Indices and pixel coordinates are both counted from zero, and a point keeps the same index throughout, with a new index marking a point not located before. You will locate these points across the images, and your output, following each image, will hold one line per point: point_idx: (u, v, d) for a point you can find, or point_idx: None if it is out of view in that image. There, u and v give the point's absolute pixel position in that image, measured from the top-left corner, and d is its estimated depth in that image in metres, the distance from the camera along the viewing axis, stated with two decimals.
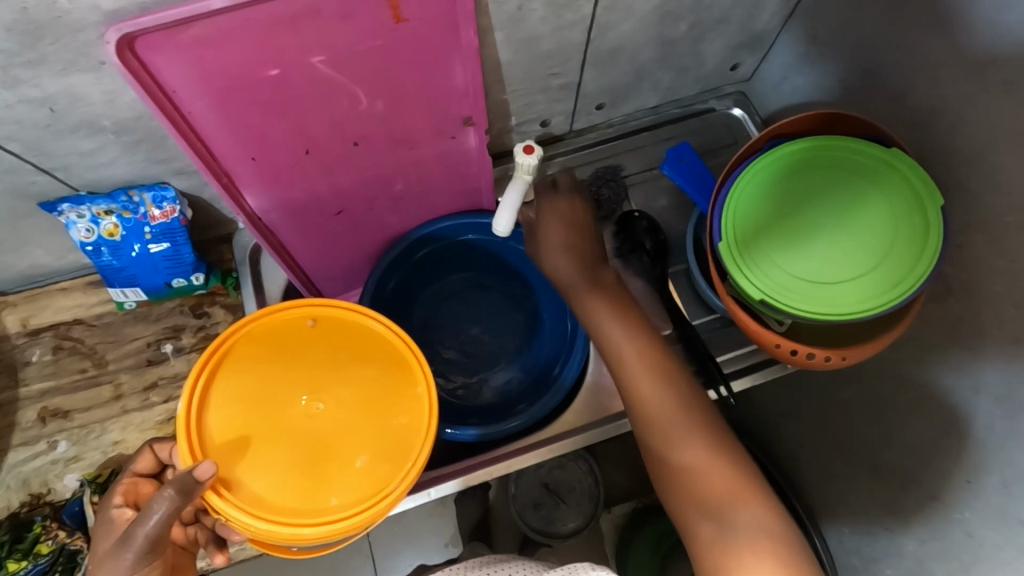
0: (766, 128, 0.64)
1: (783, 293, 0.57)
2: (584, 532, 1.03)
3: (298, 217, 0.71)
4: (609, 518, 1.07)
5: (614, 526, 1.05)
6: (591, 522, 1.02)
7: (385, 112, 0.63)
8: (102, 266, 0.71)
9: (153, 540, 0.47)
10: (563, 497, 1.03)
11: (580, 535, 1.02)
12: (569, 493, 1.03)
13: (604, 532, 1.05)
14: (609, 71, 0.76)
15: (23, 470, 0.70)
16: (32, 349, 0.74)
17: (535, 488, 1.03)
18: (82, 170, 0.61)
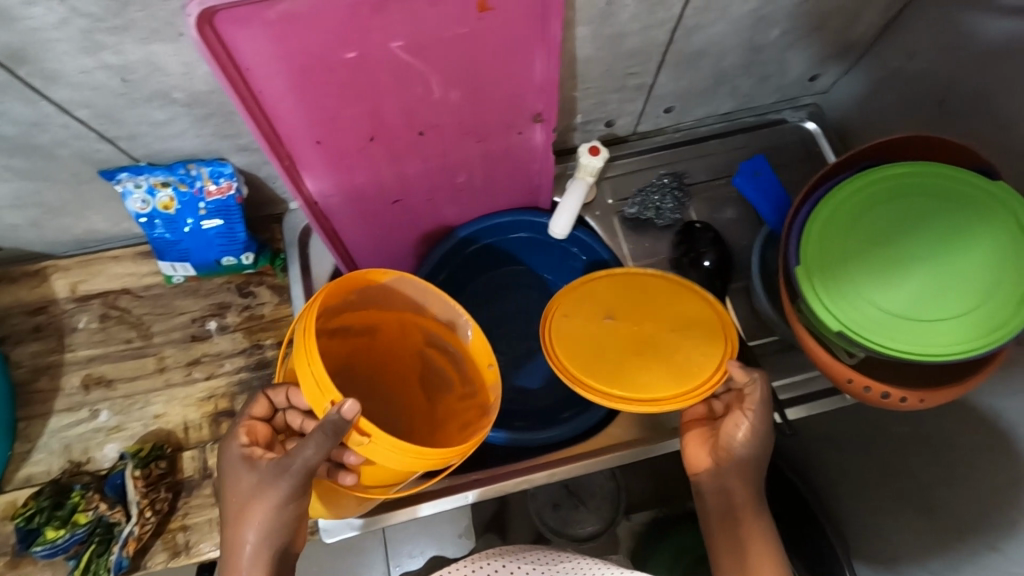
0: (856, 149, 0.61)
1: (865, 326, 0.53)
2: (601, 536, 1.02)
3: (354, 202, 0.69)
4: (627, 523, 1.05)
5: (632, 533, 1.03)
6: (611, 526, 1.02)
7: (457, 103, 0.60)
8: (155, 238, 0.70)
9: (306, 469, 0.48)
10: (582, 499, 1.02)
11: (597, 539, 1.02)
12: (589, 496, 1.03)
13: (620, 535, 1.03)
14: (688, 74, 0.72)
15: (66, 436, 0.70)
16: (80, 315, 0.73)
17: (555, 487, 1.02)
18: (149, 140, 0.59)
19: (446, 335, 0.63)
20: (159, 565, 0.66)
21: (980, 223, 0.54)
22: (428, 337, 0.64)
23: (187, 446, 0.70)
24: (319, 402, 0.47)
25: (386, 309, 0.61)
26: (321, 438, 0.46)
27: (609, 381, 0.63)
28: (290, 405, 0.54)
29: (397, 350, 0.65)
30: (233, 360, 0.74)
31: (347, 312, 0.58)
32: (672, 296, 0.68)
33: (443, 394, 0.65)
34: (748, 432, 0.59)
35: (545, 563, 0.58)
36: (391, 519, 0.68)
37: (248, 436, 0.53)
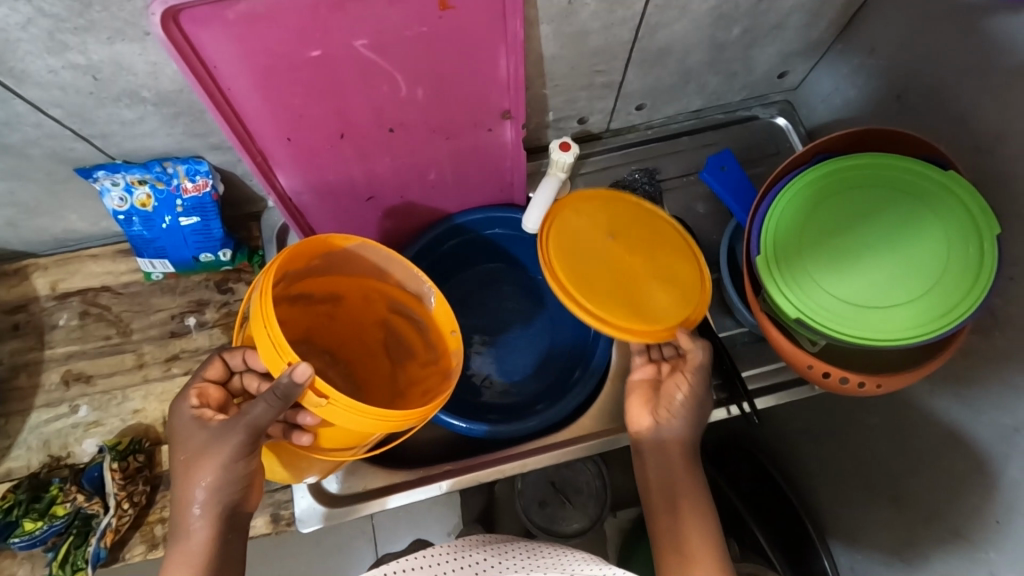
0: (815, 142, 0.62)
1: (821, 313, 0.55)
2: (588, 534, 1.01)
3: (328, 199, 0.70)
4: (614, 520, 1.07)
5: (619, 530, 1.06)
6: (597, 523, 1.00)
7: (424, 100, 0.62)
8: (133, 235, 0.71)
9: (253, 429, 0.50)
10: (569, 497, 1.01)
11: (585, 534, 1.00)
12: (575, 494, 1.01)
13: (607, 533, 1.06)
14: (655, 72, 0.74)
15: (45, 431, 0.71)
16: (60, 312, 0.74)
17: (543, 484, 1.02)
18: (122, 139, 0.61)
19: (406, 300, 0.67)
20: (137, 556, 0.67)
21: (933, 212, 0.55)
22: (390, 303, 0.68)
23: (166, 440, 0.71)
24: (277, 364, 0.50)
25: (350, 276, 0.65)
26: (273, 399, 0.49)
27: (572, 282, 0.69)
28: (246, 368, 0.57)
29: (359, 315, 0.69)
30: None
31: (310, 278, 0.62)
32: (675, 255, 0.72)
33: (405, 359, 0.69)
34: (682, 417, 0.63)
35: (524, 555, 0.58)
36: (368, 508, 0.70)
37: (199, 398, 0.55)
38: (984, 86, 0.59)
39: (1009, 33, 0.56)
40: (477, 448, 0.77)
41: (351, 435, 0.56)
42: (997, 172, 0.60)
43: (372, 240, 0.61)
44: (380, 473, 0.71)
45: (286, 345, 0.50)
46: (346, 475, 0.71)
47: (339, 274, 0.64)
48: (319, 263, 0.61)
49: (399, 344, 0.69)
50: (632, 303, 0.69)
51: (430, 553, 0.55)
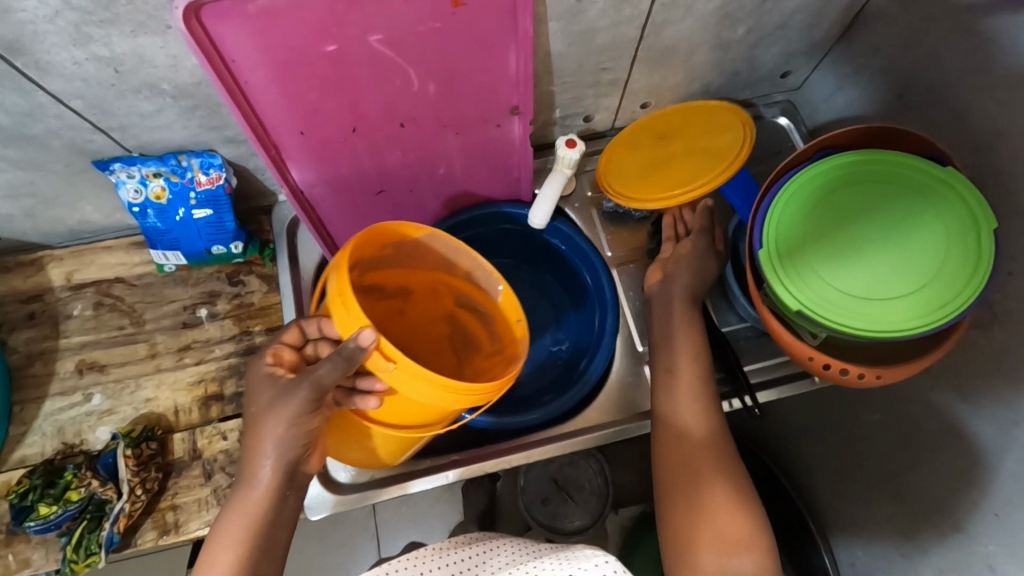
0: (817, 139, 0.64)
1: (823, 306, 0.56)
2: (589, 531, 1.03)
3: (339, 193, 0.72)
4: (616, 519, 1.08)
5: (620, 527, 1.06)
6: (598, 521, 1.03)
7: (435, 95, 0.63)
8: (147, 227, 0.72)
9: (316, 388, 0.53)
10: (571, 494, 1.03)
11: (587, 532, 1.03)
12: (578, 491, 1.03)
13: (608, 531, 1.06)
14: (660, 70, 0.75)
15: (59, 419, 0.72)
16: (74, 303, 0.76)
17: (545, 482, 1.03)
18: (140, 131, 0.62)
19: (476, 294, 0.69)
20: (148, 542, 0.68)
21: (932, 207, 0.57)
22: (459, 296, 0.70)
23: (177, 429, 0.72)
24: (348, 327, 0.53)
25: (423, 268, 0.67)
26: (340, 361, 0.51)
27: (639, 191, 0.74)
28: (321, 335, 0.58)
29: (428, 308, 0.72)
30: (222, 347, 0.76)
31: (385, 268, 0.64)
32: (710, 143, 0.74)
33: (472, 351, 0.71)
34: (701, 406, 0.63)
35: (511, 556, 0.59)
36: (379, 495, 0.71)
37: (274, 359, 0.57)
38: (984, 86, 0.61)
39: (1007, 34, 0.57)
40: (481, 440, 0.78)
41: (417, 409, 0.57)
42: (996, 169, 0.61)
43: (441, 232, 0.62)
44: (387, 463, 0.73)
45: (358, 308, 0.51)
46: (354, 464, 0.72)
47: (414, 265, 0.67)
48: (394, 252, 0.63)
49: (467, 337, 0.71)
50: (648, 181, 0.75)
51: (415, 555, 0.61)
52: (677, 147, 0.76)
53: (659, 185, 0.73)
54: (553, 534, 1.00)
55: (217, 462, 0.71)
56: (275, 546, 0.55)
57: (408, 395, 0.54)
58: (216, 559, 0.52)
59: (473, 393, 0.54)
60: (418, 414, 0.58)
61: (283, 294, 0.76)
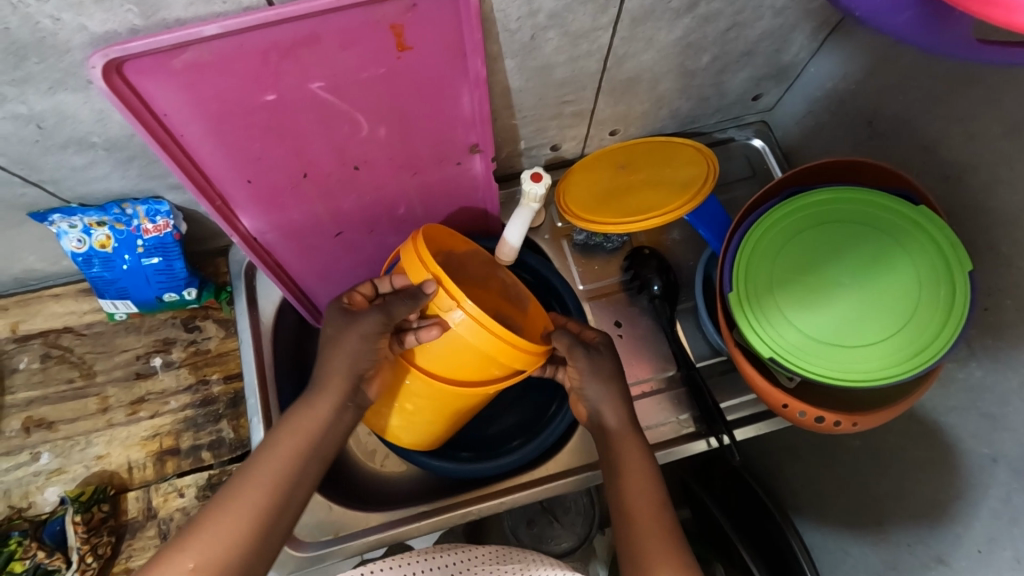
0: (787, 174, 0.62)
1: (794, 352, 0.54)
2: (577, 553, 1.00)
3: (295, 237, 0.69)
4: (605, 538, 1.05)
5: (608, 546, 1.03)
6: (586, 542, 1.00)
7: (389, 138, 0.60)
8: (94, 277, 0.69)
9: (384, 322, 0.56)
10: (557, 516, 1.02)
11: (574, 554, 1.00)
12: (564, 512, 1.02)
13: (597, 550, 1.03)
14: (625, 99, 0.73)
15: (5, 480, 0.68)
16: (21, 355, 0.72)
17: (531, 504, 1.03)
18: (74, 184, 0.59)
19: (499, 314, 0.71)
20: None
21: (905, 249, 0.55)
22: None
23: (132, 487, 0.69)
24: (422, 273, 0.56)
25: None
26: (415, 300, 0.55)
27: (588, 212, 0.73)
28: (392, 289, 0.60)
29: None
30: (179, 398, 0.73)
31: None
32: (671, 169, 0.74)
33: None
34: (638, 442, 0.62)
35: (494, 562, 0.59)
36: (338, 554, 0.68)
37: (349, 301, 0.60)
38: (952, 117, 0.59)
39: (974, 68, 0.55)
40: (452, 487, 0.76)
41: (467, 368, 0.58)
42: (968, 202, 0.59)
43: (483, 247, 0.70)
44: (352, 517, 0.70)
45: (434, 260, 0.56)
46: (315, 522, 0.69)
47: None
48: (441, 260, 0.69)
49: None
50: (607, 202, 0.74)
51: (399, 556, 0.57)
52: (643, 173, 0.76)
53: (616, 214, 0.72)
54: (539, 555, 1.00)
55: (172, 522, 0.68)
56: (301, 488, 0.55)
57: (466, 348, 0.56)
58: (256, 466, 0.53)
59: (514, 349, 0.55)
60: (460, 374, 0.59)
61: (239, 339, 0.73)
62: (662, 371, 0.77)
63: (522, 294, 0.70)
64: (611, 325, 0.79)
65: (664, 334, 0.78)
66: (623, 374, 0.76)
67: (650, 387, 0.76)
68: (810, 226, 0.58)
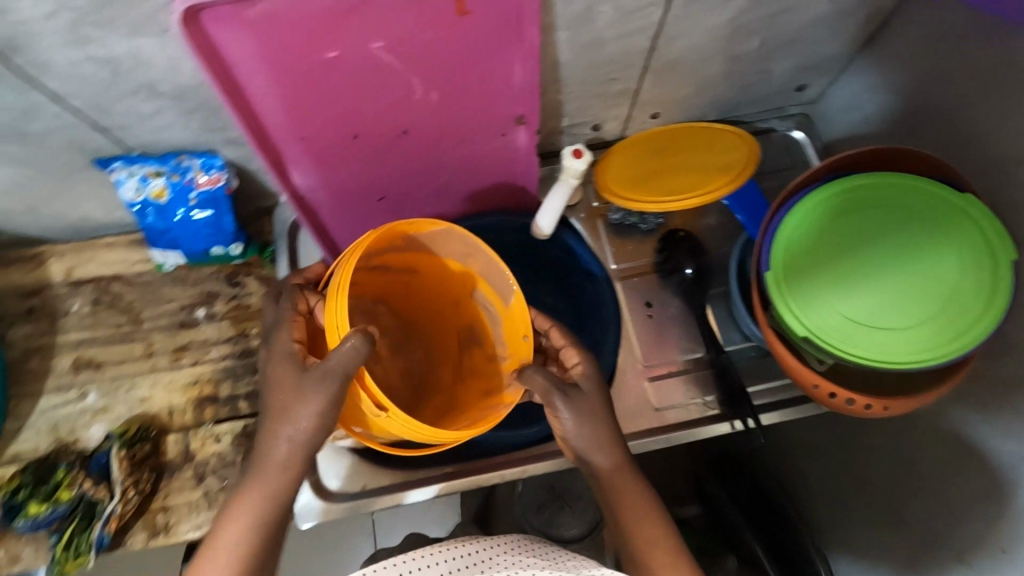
0: (832, 159, 0.61)
1: (829, 332, 0.54)
2: (585, 540, 1.01)
3: (340, 199, 0.71)
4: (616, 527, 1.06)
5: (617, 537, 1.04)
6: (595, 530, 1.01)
7: (439, 103, 0.62)
8: (147, 226, 0.72)
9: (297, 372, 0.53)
10: (569, 502, 1.03)
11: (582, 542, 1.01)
12: (575, 499, 1.03)
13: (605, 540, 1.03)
14: (670, 82, 0.73)
15: (54, 415, 0.72)
16: (73, 299, 0.76)
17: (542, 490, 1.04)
18: (140, 132, 0.62)
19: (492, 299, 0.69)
20: (139, 543, 0.68)
21: (945, 236, 0.55)
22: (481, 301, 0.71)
23: (171, 430, 0.72)
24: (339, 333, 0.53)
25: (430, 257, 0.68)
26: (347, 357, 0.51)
27: (630, 192, 0.73)
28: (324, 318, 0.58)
29: (450, 311, 0.74)
30: (219, 348, 0.75)
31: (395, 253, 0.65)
32: (712, 152, 0.74)
33: (474, 351, 0.73)
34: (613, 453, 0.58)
35: (516, 550, 0.56)
36: (369, 505, 0.71)
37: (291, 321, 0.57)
38: (1002, 109, 0.58)
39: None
40: None
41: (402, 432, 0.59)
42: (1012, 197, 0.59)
43: (457, 228, 0.63)
44: (381, 473, 0.72)
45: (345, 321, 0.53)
46: (347, 475, 0.72)
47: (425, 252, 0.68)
48: (405, 243, 0.64)
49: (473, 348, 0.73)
50: (645, 182, 0.74)
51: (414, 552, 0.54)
52: (682, 155, 0.76)
53: (655, 193, 0.72)
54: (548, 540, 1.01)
55: (209, 466, 0.71)
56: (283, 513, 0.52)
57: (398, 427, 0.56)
58: (217, 537, 0.50)
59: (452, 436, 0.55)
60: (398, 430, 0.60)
61: None
62: (690, 353, 0.77)
63: (509, 288, 0.66)
64: (642, 305, 0.79)
65: (694, 317, 0.78)
66: (650, 354, 0.77)
67: (677, 368, 0.77)
68: (851, 210, 0.58)
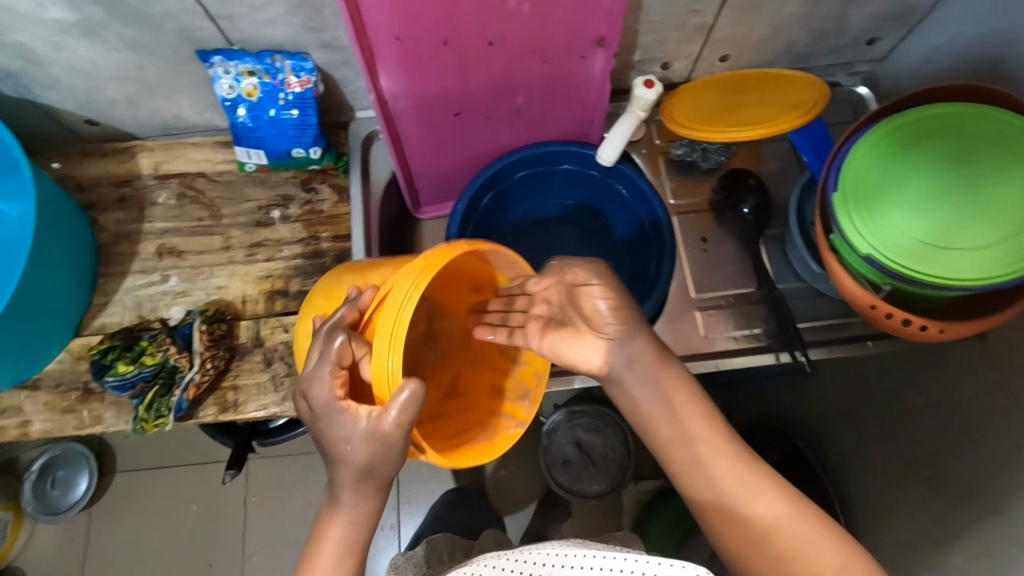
0: (899, 97, 0.64)
1: (893, 250, 0.57)
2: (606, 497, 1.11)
3: (421, 109, 0.74)
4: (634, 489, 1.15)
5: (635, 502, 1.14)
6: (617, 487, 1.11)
7: (528, 15, 0.64)
8: (236, 124, 0.76)
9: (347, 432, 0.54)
10: (594, 460, 1.12)
11: (604, 498, 1.11)
12: (600, 458, 1.12)
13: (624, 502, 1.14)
14: (747, 20, 0.75)
15: (138, 294, 0.77)
16: (160, 191, 0.81)
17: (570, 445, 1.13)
18: (244, 24, 0.65)
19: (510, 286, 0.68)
20: (209, 417, 0.72)
21: (1019, 166, 0.56)
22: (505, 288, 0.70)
23: (244, 316, 0.76)
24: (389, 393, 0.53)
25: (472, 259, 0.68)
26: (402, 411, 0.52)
27: (699, 126, 0.76)
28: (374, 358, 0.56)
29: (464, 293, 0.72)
30: (292, 248, 0.79)
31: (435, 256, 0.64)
32: (782, 96, 0.76)
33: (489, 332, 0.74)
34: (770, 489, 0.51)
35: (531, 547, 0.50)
36: None
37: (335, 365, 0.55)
38: None
39: None
40: None
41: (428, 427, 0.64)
42: None
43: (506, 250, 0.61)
44: None
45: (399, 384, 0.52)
46: None
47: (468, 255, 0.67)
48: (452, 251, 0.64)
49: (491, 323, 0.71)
50: (712, 118, 0.77)
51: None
52: (750, 99, 0.78)
53: (722, 126, 0.75)
54: (572, 495, 1.10)
55: (276, 351, 0.75)
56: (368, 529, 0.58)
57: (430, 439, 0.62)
58: (316, 562, 0.56)
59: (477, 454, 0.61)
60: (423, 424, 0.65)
61: (352, 204, 0.79)
62: (743, 288, 0.80)
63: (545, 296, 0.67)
64: (697, 239, 0.82)
65: (747, 254, 0.80)
66: (702, 286, 0.80)
67: (727, 301, 0.79)
68: (925, 139, 0.59)
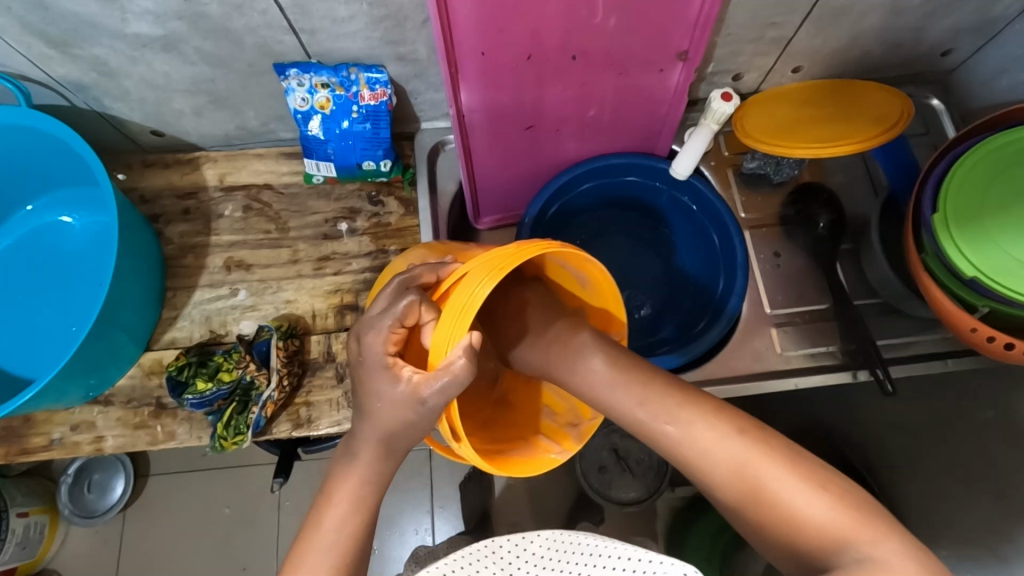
0: (994, 113, 0.63)
1: (997, 273, 0.55)
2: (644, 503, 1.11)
3: (496, 122, 0.73)
4: (669, 498, 1.12)
5: (670, 507, 1.11)
6: (652, 496, 1.11)
7: (615, 29, 0.63)
8: (307, 136, 0.75)
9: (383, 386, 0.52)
10: (630, 466, 1.12)
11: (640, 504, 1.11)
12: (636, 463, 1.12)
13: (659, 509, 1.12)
14: (826, 32, 0.73)
15: (207, 308, 0.76)
16: (226, 204, 0.80)
17: (606, 452, 1.12)
18: (325, 37, 0.64)
19: (595, 324, 0.68)
20: (283, 433, 0.71)
21: None
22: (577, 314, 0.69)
23: (315, 331, 0.76)
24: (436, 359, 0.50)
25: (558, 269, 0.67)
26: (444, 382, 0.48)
27: (779, 140, 0.75)
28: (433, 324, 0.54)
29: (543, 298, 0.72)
30: (360, 261, 0.79)
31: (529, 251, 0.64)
32: (857, 108, 0.76)
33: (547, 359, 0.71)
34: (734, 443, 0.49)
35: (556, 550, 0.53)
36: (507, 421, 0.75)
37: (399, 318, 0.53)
38: None
39: None
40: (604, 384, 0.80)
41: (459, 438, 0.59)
42: None
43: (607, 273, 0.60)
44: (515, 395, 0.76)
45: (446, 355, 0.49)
46: None
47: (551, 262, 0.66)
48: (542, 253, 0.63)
49: None
50: (792, 124, 0.77)
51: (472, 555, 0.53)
52: (827, 110, 0.78)
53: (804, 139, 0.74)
54: (607, 501, 1.11)
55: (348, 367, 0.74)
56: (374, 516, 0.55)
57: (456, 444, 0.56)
58: (323, 519, 0.53)
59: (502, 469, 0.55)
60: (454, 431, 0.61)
61: (422, 216, 0.80)
62: (817, 305, 0.79)
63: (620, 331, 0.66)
64: (769, 254, 0.82)
65: (821, 270, 0.80)
66: (776, 302, 0.79)
67: (801, 318, 0.78)
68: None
